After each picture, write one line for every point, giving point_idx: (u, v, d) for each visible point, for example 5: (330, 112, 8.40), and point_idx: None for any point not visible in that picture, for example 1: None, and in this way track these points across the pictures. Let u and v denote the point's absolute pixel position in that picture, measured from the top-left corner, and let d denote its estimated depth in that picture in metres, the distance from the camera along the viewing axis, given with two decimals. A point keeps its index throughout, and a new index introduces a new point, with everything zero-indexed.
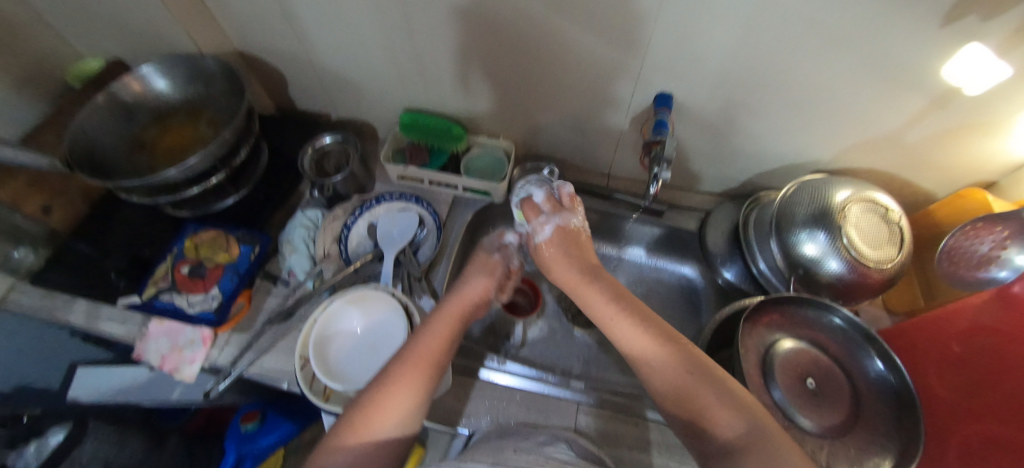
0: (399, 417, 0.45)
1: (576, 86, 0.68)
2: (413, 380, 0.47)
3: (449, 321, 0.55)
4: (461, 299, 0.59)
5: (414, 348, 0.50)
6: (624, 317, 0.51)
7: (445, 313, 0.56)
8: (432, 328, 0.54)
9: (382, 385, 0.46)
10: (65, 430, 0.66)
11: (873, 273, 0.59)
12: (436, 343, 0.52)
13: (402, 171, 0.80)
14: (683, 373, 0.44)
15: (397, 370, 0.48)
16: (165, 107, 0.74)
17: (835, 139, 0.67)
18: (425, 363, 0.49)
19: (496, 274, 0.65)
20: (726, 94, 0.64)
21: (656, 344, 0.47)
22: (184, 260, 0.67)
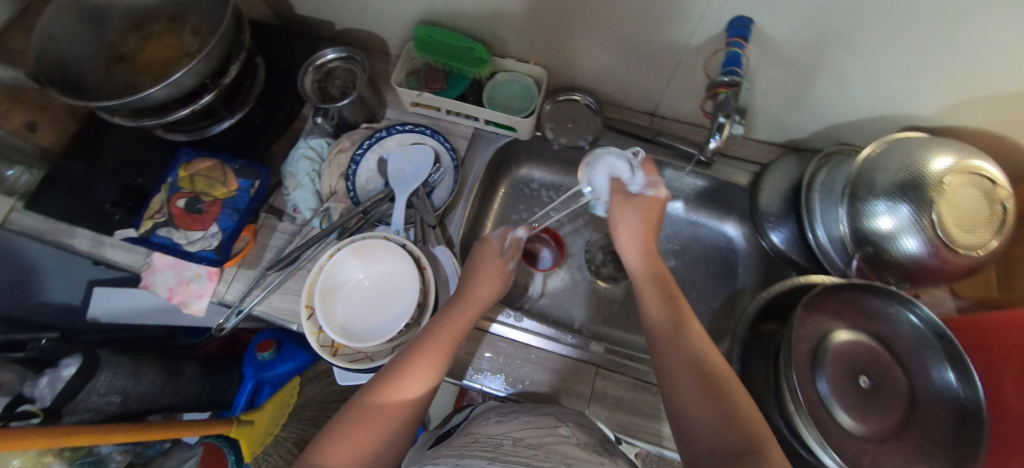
0: (408, 408, 0.45)
1: (630, 3, 0.54)
2: (427, 372, 0.47)
3: (467, 308, 0.53)
4: (480, 293, 0.55)
5: (429, 337, 0.49)
6: (660, 304, 0.48)
7: (467, 298, 0.54)
8: (454, 309, 0.53)
9: (397, 373, 0.46)
10: (78, 363, 0.57)
11: (958, 260, 0.51)
12: (451, 338, 0.50)
13: (415, 97, 0.69)
14: (700, 377, 0.41)
15: (412, 360, 0.47)
16: (143, 11, 0.64)
17: (948, 90, 0.54)
18: (440, 354, 0.48)
19: (504, 270, 0.59)
20: (823, 26, 0.50)
21: (685, 345, 0.44)
22: (180, 192, 0.61)
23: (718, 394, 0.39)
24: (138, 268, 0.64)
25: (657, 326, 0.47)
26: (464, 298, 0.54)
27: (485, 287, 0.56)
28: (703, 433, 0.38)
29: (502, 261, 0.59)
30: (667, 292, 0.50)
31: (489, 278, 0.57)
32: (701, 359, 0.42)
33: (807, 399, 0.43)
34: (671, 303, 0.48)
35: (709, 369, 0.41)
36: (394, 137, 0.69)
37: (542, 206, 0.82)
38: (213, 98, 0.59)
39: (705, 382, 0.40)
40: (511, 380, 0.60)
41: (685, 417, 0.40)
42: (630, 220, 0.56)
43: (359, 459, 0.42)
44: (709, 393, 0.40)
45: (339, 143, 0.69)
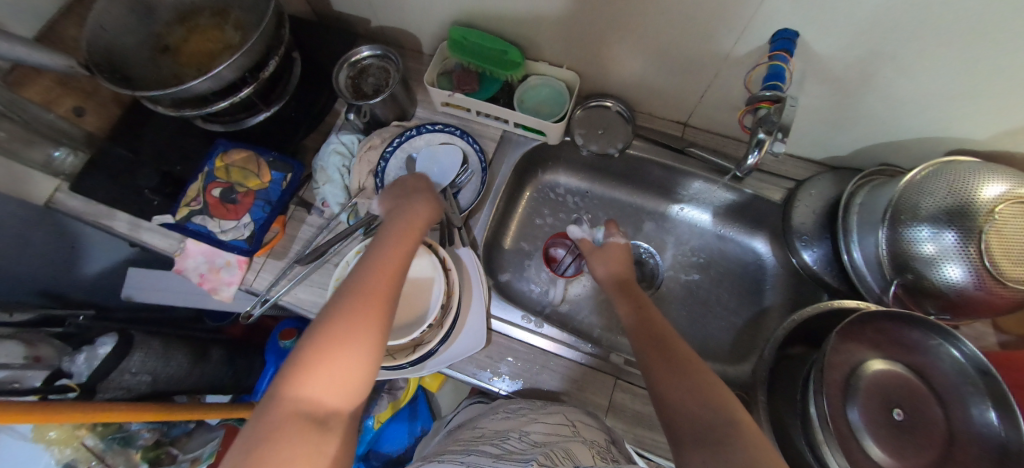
0: (373, 327, 0.41)
1: (671, 13, 0.53)
2: (382, 295, 0.43)
3: (406, 235, 0.50)
4: (412, 220, 0.53)
5: (371, 266, 0.45)
6: (645, 313, 0.54)
7: (400, 225, 0.52)
8: (384, 246, 0.48)
9: (345, 303, 0.41)
10: (113, 343, 0.59)
11: (1005, 293, 0.48)
12: (396, 262, 0.47)
13: (446, 97, 0.70)
14: (682, 364, 0.44)
15: (358, 292, 0.42)
16: (189, 5, 0.66)
17: (1005, 115, 0.51)
18: (390, 278, 0.45)
19: (433, 202, 0.57)
20: (874, 43, 0.48)
21: (655, 343, 0.48)
22: (216, 182, 0.63)
23: (692, 375, 0.43)
24: (172, 253, 0.66)
25: (635, 334, 0.51)
26: (398, 225, 0.51)
27: (418, 215, 0.54)
28: (687, 410, 0.40)
29: (427, 194, 0.57)
30: (636, 299, 0.57)
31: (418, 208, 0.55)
32: (675, 350, 0.46)
33: (839, 428, 0.42)
34: (642, 311, 0.55)
35: (683, 358, 0.45)
36: (423, 137, 0.70)
37: (566, 211, 0.82)
38: (252, 91, 0.60)
39: (678, 367, 0.44)
40: (529, 385, 0.59)
41: (666, 404, 0.42)
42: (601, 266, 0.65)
43: (308, 434, 0.35)
44: (688, 374, 0.43)
45: (369, 140, 0.70)
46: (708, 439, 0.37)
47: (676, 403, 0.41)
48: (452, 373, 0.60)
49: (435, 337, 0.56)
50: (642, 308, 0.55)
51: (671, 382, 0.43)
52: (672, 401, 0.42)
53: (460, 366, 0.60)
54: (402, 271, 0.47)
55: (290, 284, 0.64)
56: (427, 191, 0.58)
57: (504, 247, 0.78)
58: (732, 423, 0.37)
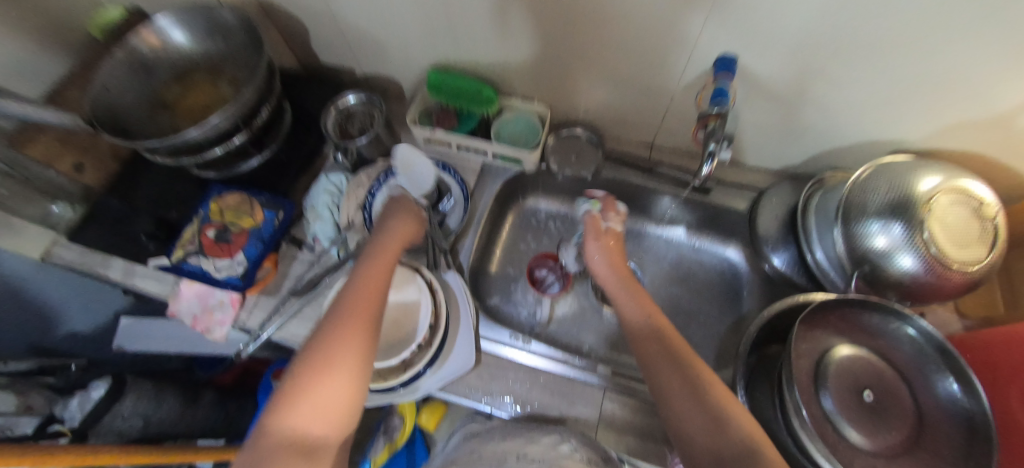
0: (358, 353, 0.44)
1: (625, 46, 0.60)
2: (363, 321, 0.47)
3: (381, 261, 0.55)
4: (387, 247, 0.57)
5: (350, 296, 0.49)
6: (656, 325, 0.53)
7: (376, 254, 0.56)
8: (363, 275, 0.52)
9: (327, 334, 0.45)
10: (106, 387, 0.63)
11: (954, 276, 0.52)
12: (373, 289, 0.50)
13: (428, 134, 0.75)
14: (697, 390, 0.44)
15: (339, 322, 0.46)
16: (185, 64, 0.70)
17: (927, 117, 0.57)
18: (369, 305, 0.48)
19: (410, 227, 0.62)
20: (802, 62, 0.55)
21: (670, 360, 0.48)
22: (210, 224, 0.66)
23: (708, 400, 0.43)
24: (166, 296, 0.68)
25: (644, 348, 0.51)
26: (374, 254, 0.56)
27: (393, 240, 0.58)
28: (703, 438, 0.40)
29: (409, 214, 0.64)
30: (646, 309, 0.56)
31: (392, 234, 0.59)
32: (690, 368, 0.46)
33: (813, 417, 0.43)
34: (652, 320, 0.54)
35: (698, 379, 0.45)
36: (408, 171, 0.74)
37: (548, 234, 0.85)
38: (246, 138, 0.65)
39: (694, 390, 0.44)
40: (520, 403, 0.60)
41: (682, 427, 0.42)
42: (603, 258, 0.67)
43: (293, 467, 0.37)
44: (702, 399, 0.43)
45: (357, 178, 0.74)
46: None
47: (692, 427, 0.42)
48: (444, 396, 0.61)
49: (423, 357, 0.58)
50: (657, 318, 0.54)
51: (687, 406, 0.43)
52: (687, 426, 0.42)
53: (451, 389, 0.61)
54: (380, 298, 0.50)
55: (282, 320, 0.65)
56: (407, 214, 0.64)
57: (490, 272, 0.81)
58: (748, 450, 0.38)
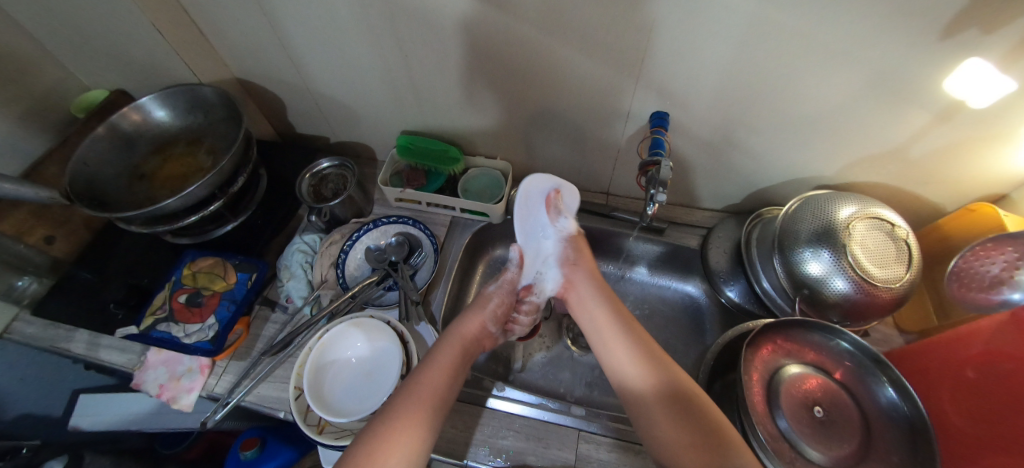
0: (416, 446, 0.45)
1: (572, 107, 0.68)
2: (425, 406, 0.49)
3: (456, 346, 0.57)
4: (464, 333, 0.59)
5: (423, 375, 0.51)
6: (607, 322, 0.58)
7: (453, 341, 0.57)
8: (440, 357, 0.54)
9: (394, 413, 0.47)
10: None
11: (881, 293, 0.57)
12: (445, 372, 0.53)
13: (399, 193, 0.81)
14: (662, 377, 0.50)
15: (406, 405, 0.48)
16: (165, 137, 0.74)
17: (835, 156, 0.66)
18: (435, 392, 0.50)
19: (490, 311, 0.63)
20: (721, 114, 0.63)
21: (634, 348, 0.54)
22: (182, 288, 0.67)
23: (688, 393, 0.49)
24: (130, 367, 0.67)
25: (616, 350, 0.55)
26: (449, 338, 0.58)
27: (468, 328, 0.60)
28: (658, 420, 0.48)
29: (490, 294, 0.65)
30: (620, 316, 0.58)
31: (471, 318, 0.61)
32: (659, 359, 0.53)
33: (771, 436, 0.47)
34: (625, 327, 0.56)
35: (676, 374, 0.50)
36: (380, 228, 0.77)
37: None
38: (220, 205, 0.68)
39: (675, 382, 0.50)
40: (496, 450, 0.60)
41: (662, 416, 0.48)
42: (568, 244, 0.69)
43: None
44: (681, 390, 0.49)
45: (330, 236, 0.77)
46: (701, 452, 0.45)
47: (673, 416, 0.48)
48: None
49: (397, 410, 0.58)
50: (628, 325, 0.57)
51: (664, 399, 0.49)
52: (664, 413, 0.48)
53: None
54: (448, 391, 0.51)
55: (252, 383, 0.64)
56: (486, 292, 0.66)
57: None
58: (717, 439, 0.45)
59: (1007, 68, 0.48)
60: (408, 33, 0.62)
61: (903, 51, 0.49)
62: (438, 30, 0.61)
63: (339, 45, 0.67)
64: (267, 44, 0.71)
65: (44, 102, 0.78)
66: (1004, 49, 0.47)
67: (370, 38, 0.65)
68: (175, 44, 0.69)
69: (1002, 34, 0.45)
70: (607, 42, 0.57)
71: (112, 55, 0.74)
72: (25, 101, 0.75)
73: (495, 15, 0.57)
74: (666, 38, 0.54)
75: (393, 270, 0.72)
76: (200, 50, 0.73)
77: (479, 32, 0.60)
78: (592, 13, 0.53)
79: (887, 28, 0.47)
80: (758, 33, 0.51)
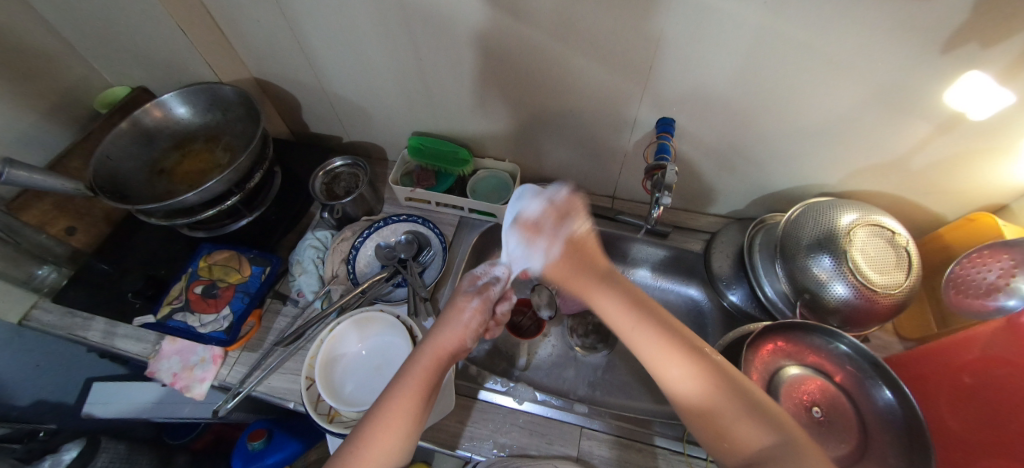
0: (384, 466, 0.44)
1: (580, 111, 0.70)
2: (396, 432, 0.45)
3: (429, 364, 0.50)
4: (441, 345, 0.51)
5: (394, 397, 0.47)
6: (621, 311, 0.48)
7: (427, 352, 0.51)
8: (413, 372, 0.49)
9: (362, 440, 0.45)
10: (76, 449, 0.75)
11: (881, 299, 0.58)
12: (416, 396, 0.47)
13: (409, 192, 0.82)
14: (716, 384, 0.43)
15: (376, 426, 0.45)
16: (185, 134, 0.77)
17: (838, 164, 0.67)
18: (407, 415, 0.46)
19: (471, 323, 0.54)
20: (727, 122, 0.65)
21: (661, 341, 0.45)
22: (198, 280, 0.68)
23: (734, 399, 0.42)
24: (145, 356, 0.69)
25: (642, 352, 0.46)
26: (424, 351, 0.51)
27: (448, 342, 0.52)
28: (694, 417, 0.44)
29: (467, 300, 0.55)
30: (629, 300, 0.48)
31: (450, 330, 0.53)
32: (702, 358, 0.44)
33: None
34: (642, 324, 0.47)
35: (719, 372, 0.44)
36: (390, 226, 0.79)
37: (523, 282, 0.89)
38: (238, 200, 0.71)
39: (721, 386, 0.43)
40: (500, 445, 0.61)
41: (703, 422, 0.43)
42: (557, 267, 0.52)
43: None
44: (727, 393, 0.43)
45: (342, 233, 0.79)
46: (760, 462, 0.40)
47: (730, 426, 0.42)
48: (425, 444, 0.61)
49: None
50: (650, 317, 0.47)
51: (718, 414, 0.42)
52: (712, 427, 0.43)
53: (434, 436, 0.62)
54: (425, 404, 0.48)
55: (263, 374, 0.66)
56: (467, 299, 0.55)
57: None
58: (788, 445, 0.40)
59: (1006, 81, 0.50)
60: (423, 39, 0.65)
61: (904, 63, 0.51)
62: (453, 35, 0.63)
63: (357, 48, 0.69)
64: (287, 47, 0.73)
65: (69, 98, 0.81)
66: (1003, 63, 0.48)
67: (386, 42, 0.67)
68: (199, 45, 0.71)
69: (1001, 49, 0.47)
70: (616, 51, 0.58)
71: (135, 54, 0.76)
72: (51, 96, 0.77)
73: (509, 22, 0.58)
74: (674, 47, 0.56)
75: (402, 267, 0.74)
76: (221, 51, 0.75)
77: (493, 37, 0.61)
78: (602, 22, 0.55)
79: (889, 41, 0.49)
80: (764, 44, 0.52)
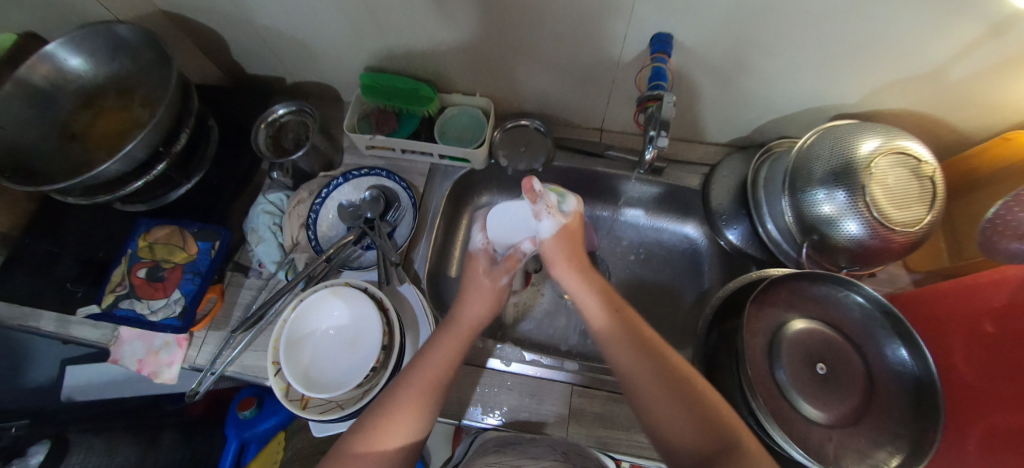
0: (413, 428, 0.46)
1: (559, 30, 0.58)
2: (419, 404, 0.47)
3: (459, 336, 0.53)
4: (471, 320, 0.54)
5: (421, 368, 0.49)
6: (581, 283, 0.53)
7: (457, 326, 0.53)
8: (440, 346, 0.51)
9: (386, 410, 0.46)
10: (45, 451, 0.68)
11: (898, 237, 0.52)
12: (444, 365, 0.49)
13: (367, 140, 0.71)
14: (647, 354, 0.45)
15: (404, 392, 0.47)
16: (90, 89, 0.63)
17: (863, 80, 0.57)
18: (436, 383, 0.48)
19: (500, 295, 0.58)
20: (737, 34, 0.53)
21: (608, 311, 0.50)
22: (140, 262, 0.61)
23: (671, 372, 0.44)
24: (105, 343, 0.64)
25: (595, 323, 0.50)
26: (454, 327, 0.53)
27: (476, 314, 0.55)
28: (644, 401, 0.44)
29: (498, 278, 0.58)
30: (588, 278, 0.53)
31: (478, 303, 0.56)
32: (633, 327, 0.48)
33: (769, 395, 0.45)
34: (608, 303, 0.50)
35: (652, 346, 0.46)
36: (351, 181, 0.70)
37: None
38: (168, 166, 0.61)
39: (654, 360, 0.45)
40: (489, 408, 0.59)
41: (649, 400, 0.44)
42: (553, 239, 0.57)
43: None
44: (660, 364, 0.45)
45: (297, 194, 0.69)
46: (714, 462, 0.39)
47: (670, 413, 0.42)
48: None
49: (376, 382, 0.54)
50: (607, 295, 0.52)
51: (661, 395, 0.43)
52: (662, 408, 0.43)
53: None
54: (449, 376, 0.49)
55: (233, 352, 0.62)
56: (497, 276, 0.58)
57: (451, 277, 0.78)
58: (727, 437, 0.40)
59: None
60: None
61: None
62: None
63: None
64: None
65: None
66: None
67: None
68: None
69: None
70: None
71: None
72: None
73: None
74: None
75: (370, 228, 0.66)
76: None
77: None
78: None
79: None
80: None
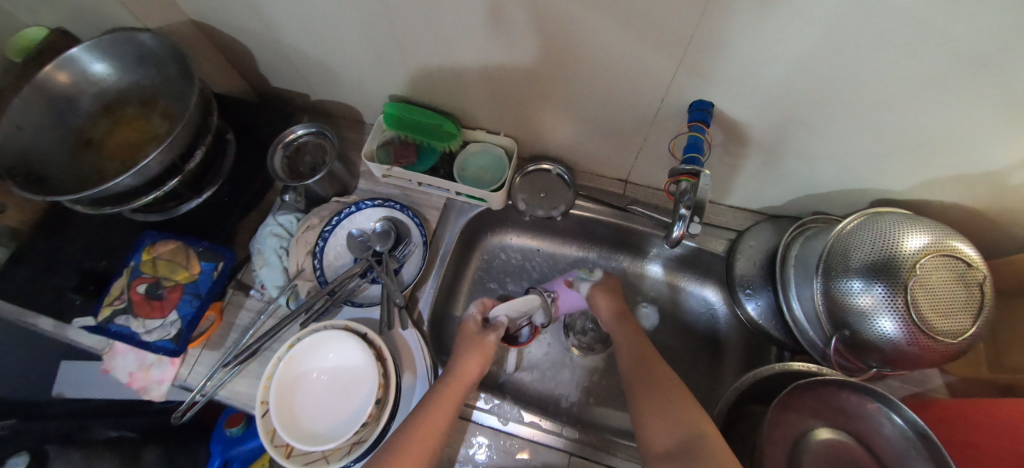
0: None
1: (591, 85, 0.56)
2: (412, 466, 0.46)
3: (454, 389, 0.54)
4: (463, 375, 0.56)
5: (418, 423, 0.49)
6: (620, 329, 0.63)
7: (451, 379, 0.55)
8: (436, 403, 0.52)
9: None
10: None
11: (937, 346, 0.48)
12: (440, 419, 0.50)
13: (385, 171, 0.70)
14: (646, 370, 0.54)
15: (402, 450, 0.47)
16: (114, 96, 0.63)
17: (911, 171, 0.53)
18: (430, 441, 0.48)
19: (487, 350, 0.62)
20: (781, 110, 0.50)
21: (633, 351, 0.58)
22: (140, 278, 0.61)
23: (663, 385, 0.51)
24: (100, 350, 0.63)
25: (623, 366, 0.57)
26: (446, 380, 0.55)
27: (468, 369, 0.57)
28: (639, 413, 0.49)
29: (484, 336, 0.63)
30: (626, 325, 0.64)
31: (469, 361, 0.58)
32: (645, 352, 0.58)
33: None
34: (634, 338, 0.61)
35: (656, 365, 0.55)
36: (364, 212, 0.68)
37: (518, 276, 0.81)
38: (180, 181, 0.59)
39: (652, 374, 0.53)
40: None
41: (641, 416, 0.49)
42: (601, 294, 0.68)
43: None
44: (659, 379, 0.52)
45: (308, 219, 0.68)
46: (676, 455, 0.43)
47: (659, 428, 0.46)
48: None
49: (370, 433, 0.52)
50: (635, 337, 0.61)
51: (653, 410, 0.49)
52: (652, 424, 0.47)
53: None
54: (441, 438, 0.49)
55: (225, 377, 0.61)
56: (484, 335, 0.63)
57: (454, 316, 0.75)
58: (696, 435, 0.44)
59: None
60: None
61: None
62: None
63: None
64: None
65: None
66: None
67: None
68: None
69: None
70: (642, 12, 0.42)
71: None
72: None
73: None
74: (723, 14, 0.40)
75: (377, 262, 0.64)
76: None
77: None
78: None
79: None
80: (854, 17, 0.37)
